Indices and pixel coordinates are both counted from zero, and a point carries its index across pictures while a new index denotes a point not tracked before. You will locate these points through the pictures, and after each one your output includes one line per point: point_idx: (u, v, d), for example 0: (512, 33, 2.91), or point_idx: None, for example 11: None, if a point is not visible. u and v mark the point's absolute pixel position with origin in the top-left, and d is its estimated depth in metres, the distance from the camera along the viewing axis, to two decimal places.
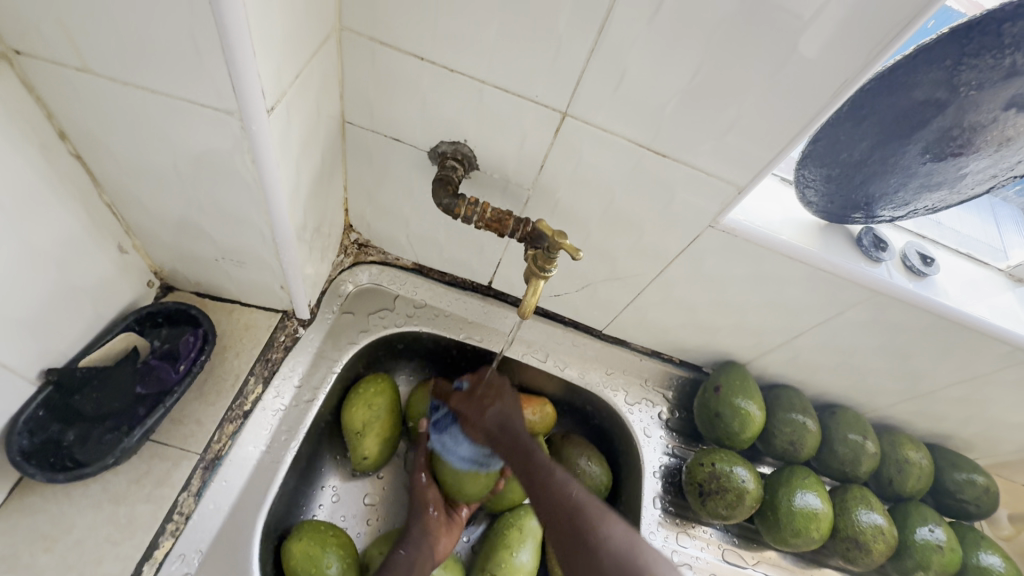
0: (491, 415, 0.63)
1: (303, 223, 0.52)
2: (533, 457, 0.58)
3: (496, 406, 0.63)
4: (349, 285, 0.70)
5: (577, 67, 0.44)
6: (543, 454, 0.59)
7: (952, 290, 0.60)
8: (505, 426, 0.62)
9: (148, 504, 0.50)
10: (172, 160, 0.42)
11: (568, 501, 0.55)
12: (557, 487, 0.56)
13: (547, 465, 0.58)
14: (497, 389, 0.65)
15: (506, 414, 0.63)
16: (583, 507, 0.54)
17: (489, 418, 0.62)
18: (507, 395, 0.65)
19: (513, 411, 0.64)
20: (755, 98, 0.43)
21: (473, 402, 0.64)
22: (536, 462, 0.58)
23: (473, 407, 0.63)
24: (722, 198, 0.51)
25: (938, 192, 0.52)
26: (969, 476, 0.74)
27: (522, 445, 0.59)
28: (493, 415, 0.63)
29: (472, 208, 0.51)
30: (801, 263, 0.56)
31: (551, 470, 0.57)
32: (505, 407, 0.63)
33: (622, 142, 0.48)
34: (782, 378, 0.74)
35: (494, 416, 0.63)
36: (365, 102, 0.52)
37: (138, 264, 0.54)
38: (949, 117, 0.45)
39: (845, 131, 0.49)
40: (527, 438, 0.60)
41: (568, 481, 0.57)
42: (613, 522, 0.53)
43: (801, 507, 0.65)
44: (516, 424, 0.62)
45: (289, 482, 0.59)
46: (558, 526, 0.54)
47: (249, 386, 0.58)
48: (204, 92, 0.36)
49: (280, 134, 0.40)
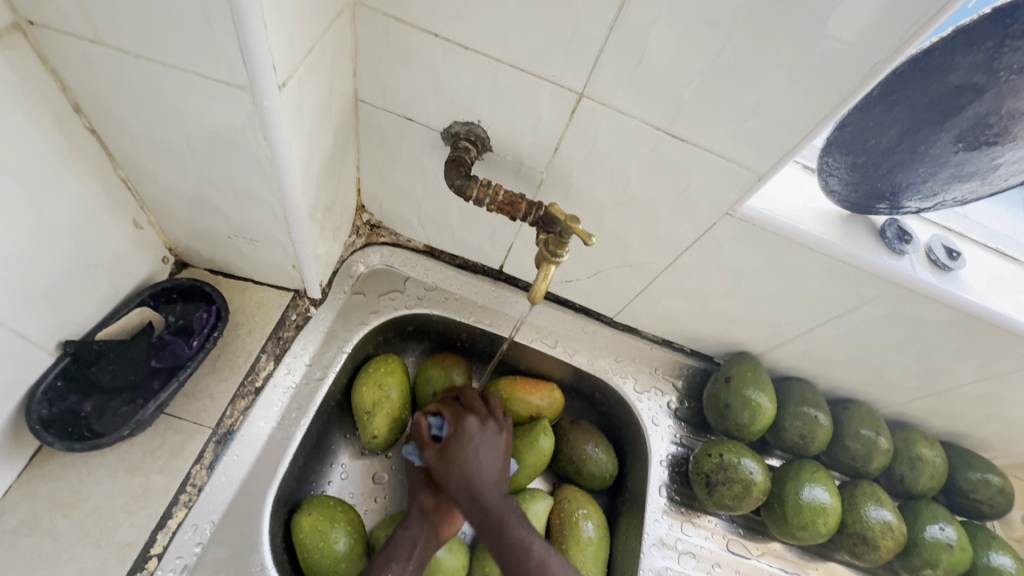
0: (449, 460, 0.58)
1: (314, 202, 0.52)
2: (504, 537, 0.54)
3: (459, 452, 0.58)
4: (360, 265, 0.71)
5: (594, 46, 0.43)
6: (518, 531, 0.54)
7: (978, 285, 0.58)
8: (474, 485, 0.56)
9: (163, 475, 0.51)
10: (185, 137, 0.42)
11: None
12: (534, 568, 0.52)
13: (518, 547, 0.53)
14: (473, 431, 0.59)
15: (485, 446, 0.59)
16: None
17: (448, 469, 0.58)
18: (470, 437, 0.59)
19: (485, 457, 0.58)
20: (781, 81, 0.41)
21: (429, 448, 0.60)
22: (508, 544, 0.53)
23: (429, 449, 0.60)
24: (741, 185, 0.49)
25: (968, 183, 0.50)
26: (984, 475, 0.73)
27: (494, 523, 0.54)
28: (469, 464, 0.57)
29: (484, 189, 0.50)
30: (822, 255, 0.55)
31: (525, 546, 0.53)
32: (483, 457, 0.58)
33: (639, 125, 0.47)
34: (794, 371, 0.73)
35: (458, 458, 0.58)
36: (378, 80, 0.51)
37: (153, 240, 0.55)
38: (986, 103, 0.43)
39: (874, 116, 0.47)
40: (498, 509, 0.55)
41: (543, 563, 0.52)
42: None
43: (809, 501, 0.64)
44: (491, 494, 0.56)
45: (298, 458, 0.60)
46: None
47: (261, 363, 0.59)
48: (215, 66, 0.35)
49: (292, 111, 0.40)
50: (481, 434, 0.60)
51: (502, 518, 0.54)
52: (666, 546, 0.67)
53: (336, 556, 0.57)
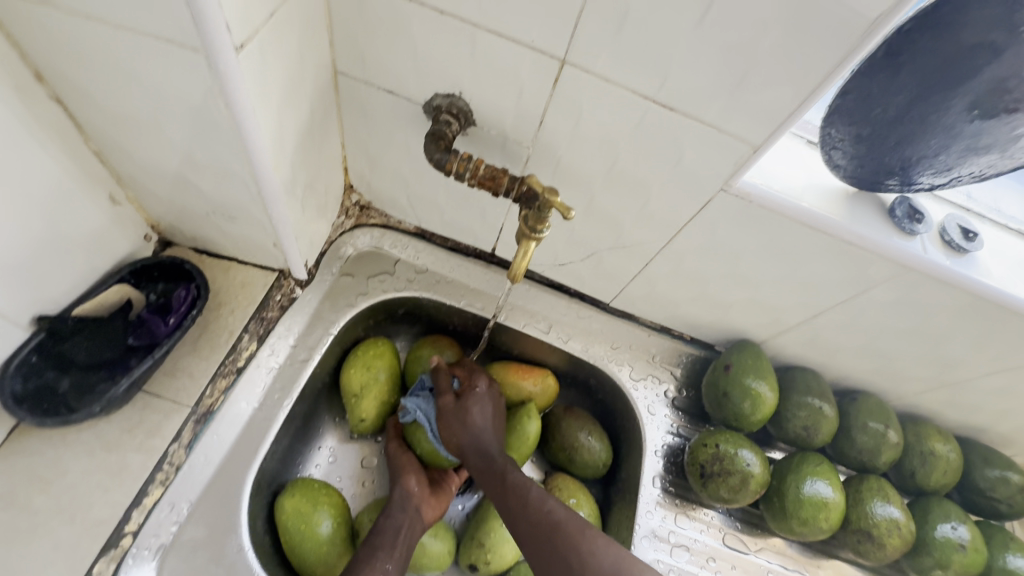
0: (460, 410, 0.60)
1: (292, 177, 0.51)
2: (506, 480, 0.56)
3: (469, 402, 0.61)
4: (349, 247, 0.69)
5: (573, 6, 0.40)
6: (520, 476, 0.57)
7: (997, 269, 0.54)
8: (481, 437, 0.59)
9: (140, 454, 0.50)
10: (150, 107, 0.41)
11: (542, 521, 0.53)
12: (532, 504, 0.54)
13: (521, 487, 0.55)
14: (484, 388, 0.63)
15: (492, 402, 0.62)
16: (555, 530, 0.52)
17: (457, 418, 0.60)
18: (479, 393, 0.62)
19: (486, 414, 0.61)
20: (775, 41, 0.38)
21: (443, 397, 0.61)
22: (510, 486, 0.56)
23: (441, 399, 0.61)
24: (736, 159, 0.46)
25: (986, 156, 0.45)
26: (1003, 473, 0.68)
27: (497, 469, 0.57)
28: (478, 414, 0.60)
29: (465, 163, 0.48)
30: (824, 235, 0.51)
31: (526, 487, 0.55)
32: (484, 414, 0.61)
33: (625, 93, 0.44)
34: (799, 360, 0.70)
35: (468, 409, 0.60)
36: (356, 49, 0.49)
37: (133, 217, 0.54)
38: (1004, 65, 0.39)
39: (879, 83, 0.43)
40: (502, 457, 0.58)
41: (545, 502, 0.54)
42: (585, 543, 0.51)
43: (810, 495, 0.61)
44: (493, 447, 0.59)
45: (281, 440, 0.59)
46: (529, 547, 0.52)
47: (243, 344, 0.58)
48: (166, 26, 0.34)
49: (253, 76, 0.38)
50: (490, 393, 0.63)
51: (505, 465, 0.57)
52: (658, 538, 0.65)
53: (320, 540, 0.56)
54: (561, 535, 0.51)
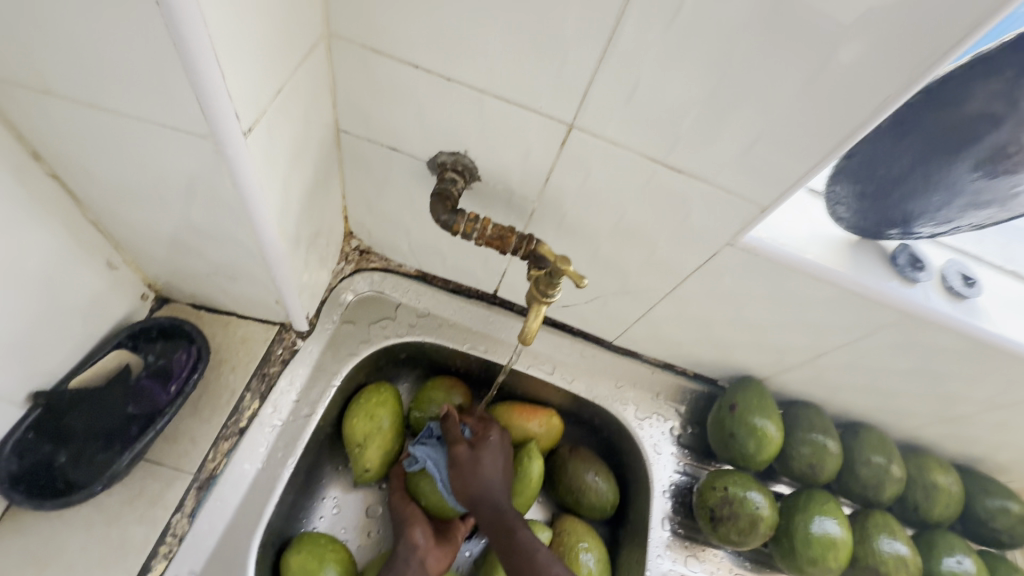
0: (473, 460, 0.59)
1: (295, 238, 0.50)
2: (514, 539, 0.57)
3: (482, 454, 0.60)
4: (349, 293, 0.68)
5: (582, 77, 0.40)
6: (528, 536, 0.57)
7: (995, 312, 0.55)
8: (491, 489, 0.59)
9: (142, 526, 0.49)
10: (151, 182, 0.40)
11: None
12: (538, 569, 0.55)
13: (529, 549, 0.56)
14: (496, 439, 0.62)
15: (503, 454, 0.62)
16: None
17: (468, 467, 0.59)
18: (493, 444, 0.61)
19: (497, 467, 0.60)
20: (784, 113, 0.38)
21: (458, 445, 0.60)
22: (518, 546, 0.56)
23: (455, 447, 0.60)
24: (743, 217, 0.47)
25: (986, 211, 0.46)
26: (1003, 503, 0.69)
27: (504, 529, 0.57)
28: (490, 467, 0.59)
29: (472, 225, 0.48)
30: (830, 285, 0.52)
31: (534, 550, 0.56)
32: (496, 467, 0.60)
33: (633, 155, 0.44)
34: (802, 396, 0.70)
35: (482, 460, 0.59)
36: (359, 109, 0.48)
37: (130, 279, 0.53)
38: (1006, 133, 0.40)
39: (885, 145, 0.44)
40: (511, 514, 0.58)
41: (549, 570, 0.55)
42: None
43: (819, 535, 0.61)
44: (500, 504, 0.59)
45: (286, 499, 0.58)
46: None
47: (245, 402, 0.56)
48: (170, 114, 0.33)
49: (261, 153, 0.38)
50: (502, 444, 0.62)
51: (514, 523, 0.58)
52: None
53: None
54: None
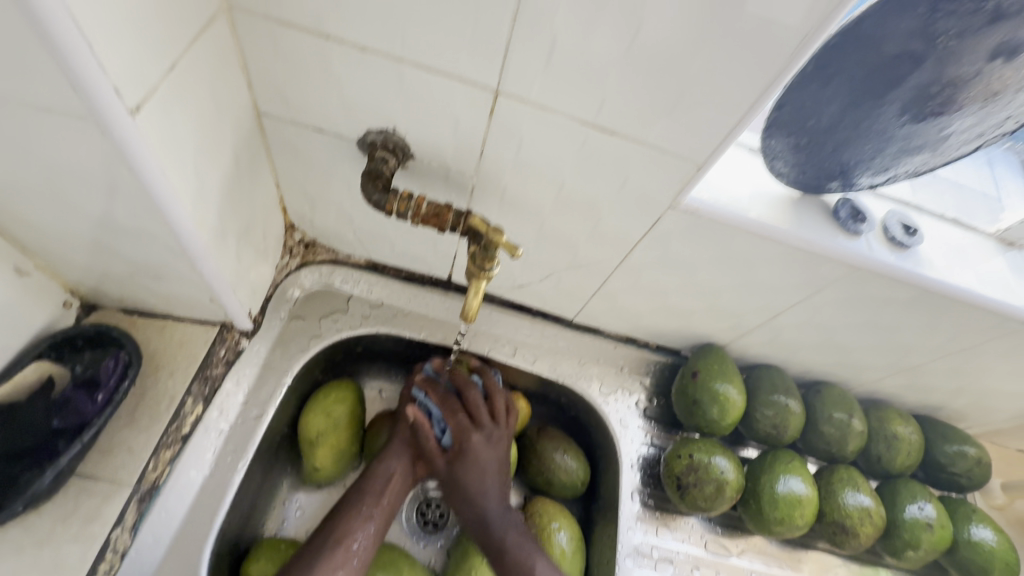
0: (477, 451, 0.59)
1: (220, 229, 0.47)
2: (505, 558, 0.54)
3: (484, 449, 0.59)
4: (296, 289, 0.65)
5: (499, 37, 0.38)
6: (520, 551, 0.54)
7: (938, 259, 0.55)
8: (486, 490, 0.58)
9: (76, 545, 0.46)
10: (41, 174, 0.37)
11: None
12: None
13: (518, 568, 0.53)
14: (480, 446, 0.59)
15: (489, 463, 0.59)
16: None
17: (472, 459, 0.59)
18: (502, 439, 0.60)
19: (500, 465, 0.59)
20: (707, 61, 0.37)
21: (467, 432, 0.59)
22: (509, 566, 0.54)
23: (463, 434, 0.59)
24: (681, 177, 0.46)
25: (918, 156, 0.47)
26: (961, 447, 0.71)
27: (497, 540, 0.56)
28: (473, 480, 0.58)
29: (406, 203, 0.46)
30: (775, 243, 0.51)
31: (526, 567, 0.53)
32: (481, 476, 0.58)
33: (564, 119, 0.43)
34: (763, 358, 0.71)
35: (481, 457, 0.59)
36: (277, 89, 0.46)
37: (48, 285, 0.50)
38: (926, 72, 0.40)
39: (810, 94, 0.43)
40: (500, 528, 0.56)
41: None
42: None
43: (784, 494, 0.62)
44: (496, 513, 0.57)
45: (240, 505, 0.55)
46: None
47: (187, 408, 0.53)
48: (41, 93, 0.30)
49: (159, 136, 0.35)
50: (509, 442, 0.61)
51: (504, 533, 0.56)
52: (641, 554, 0.65)
53: None
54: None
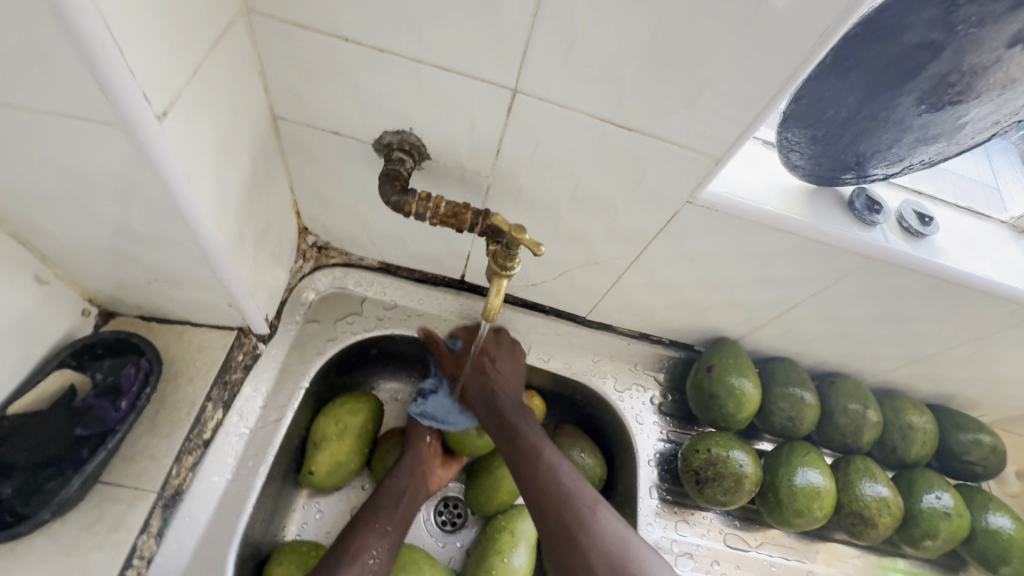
0: (494, 358, 0.64)
1: (239, 234, 0.47)
2: (517, 441, 0.58)
3: (498, 354, 0.65)
4: (310, 292, 0.65)
5: (519, 36, 0.38)
6: (531, 436, 0.58)
7: (953, 249, 0.55)
8: (503, 381, 0.63)
9: (103, 552, 0.46)
10: (65, 183, 0.37)
11: (555, 498, 0.53)
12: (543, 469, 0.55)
13: (531, 450, 0.57)
14: (492, 348, 0.65)
15: (505, 390, 0.62)
16: (567, 503, 0.53)
17: (488, 355, 0.64)
18: (509, 364, 0.65)
19: (513, 371, 0.65)
20: (727, 55, 0.37)
21: (481, 338, 0.65)
22: (522, 449, 0.57)
23: (480, 344, 0.65)
24: (699, 172, 0.46)
25: (935, 145, 0.47)
26: (975, 436, 0.71)
27: (510, 425, 0.59)
28: (489, 381, 0.63)
29: (424, 204, 0.47)
30: (791, 236, 0.52)
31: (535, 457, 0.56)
32: (505, 393, 0.62)
33: (582, 117, 0.43)
34: (776, 351, 0.71)
35: (496, 357, 0.65)
36: (293, 93, 0.46)
37: (67, 294, 0.50)
38: (946, 61, 0.40)
39: (830, 85, 0.43)
40: (513, 416, 0.60)
41: (559, 483, 0.54)
42: (586, 518, 0.52)
43: (803, 486, 0.62)
44: (509, 402, 0.61)
45: (263, 508, 0.56)
46: (536, 516, 0.54)
47: (208, 414, 0.53)
48: (71, 100, 0.31)
49: (183, 141, 0.36)
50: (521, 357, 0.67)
51: (516, 424, 0.59)
52: (661, 550, 0.65)
53: None
54: (574, 537, 0.51)
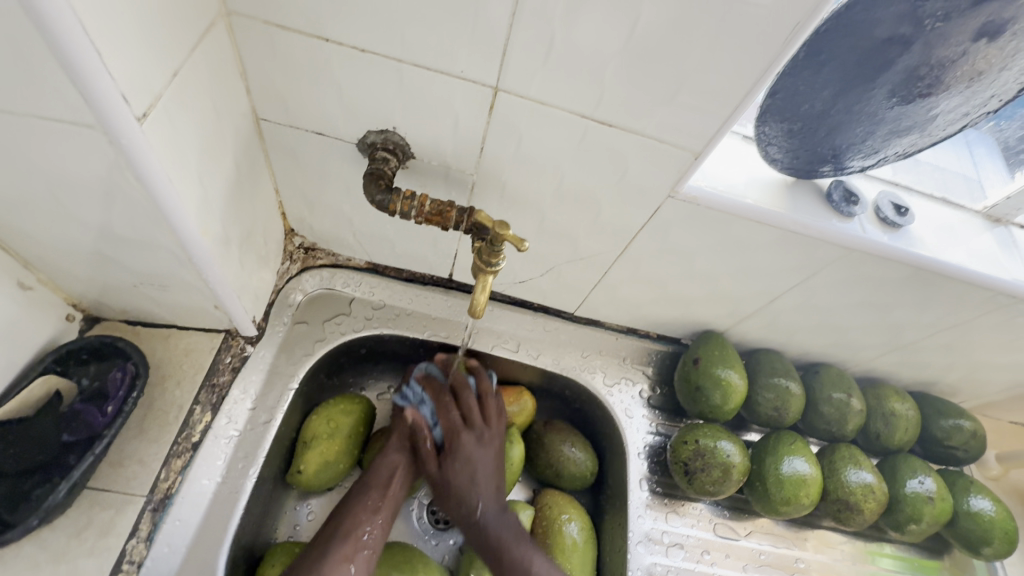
0: (470, 453, 0.57)
1: (224, 236, 0.47)
2: (501, 555, 0.55)
3: (476, 451, 0.58)
4: (298, 294, 0.65)
5: (498, 35, 0.39)
6: (517, 552, 0.55)
7: (929, 238, 0.57)
8: (481, 485, 0.57)
9: (91, 559, 0.46)
10: (46, 188, 0.37)
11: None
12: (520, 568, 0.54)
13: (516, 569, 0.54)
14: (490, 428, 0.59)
15: (487, 468, 0.57)
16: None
17: (463, 457, 0.57)
18: (498, 440, 0.59)
19: (492, 469, 0.58)
20: (702, 52, 0.38)
21: (457, 432, 0.58)
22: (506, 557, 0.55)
23: (455, 436, 0.58)
24: (679, 166, 0.47)
25: (907, 137, 0.48)
26: (956, 421, 0.73)
27: (490, 533, 0.56)
28: (478, 458, 0.57)
29: (409, 202, 0.47)
30: (771, 228, 0.52)
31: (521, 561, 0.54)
32: (486, 469, 0.57)
33: (563, 114, 0.44)
34: (762, 343, 0.72)
35: (482, 439, 0.58)
36: (276, 94, 0.46)
37: (50, 300, 0.50)
38: (915, 55, 0.41)
39: (804, 80, 0.44)
40: (493, 513, 0.56)
41: None
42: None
43: (789, 474, 0.63)
44: (486, 491, 0.57)
45: (254, 511, 0.56)
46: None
47: (196, 416, 0.54)
48: (51, 104, 0.31)
49: (165, 143, 0.36)
50: (501, 435, 0.60)
51: (495, 525, 0.56)
52: (652, 541, 0.66)
53: None
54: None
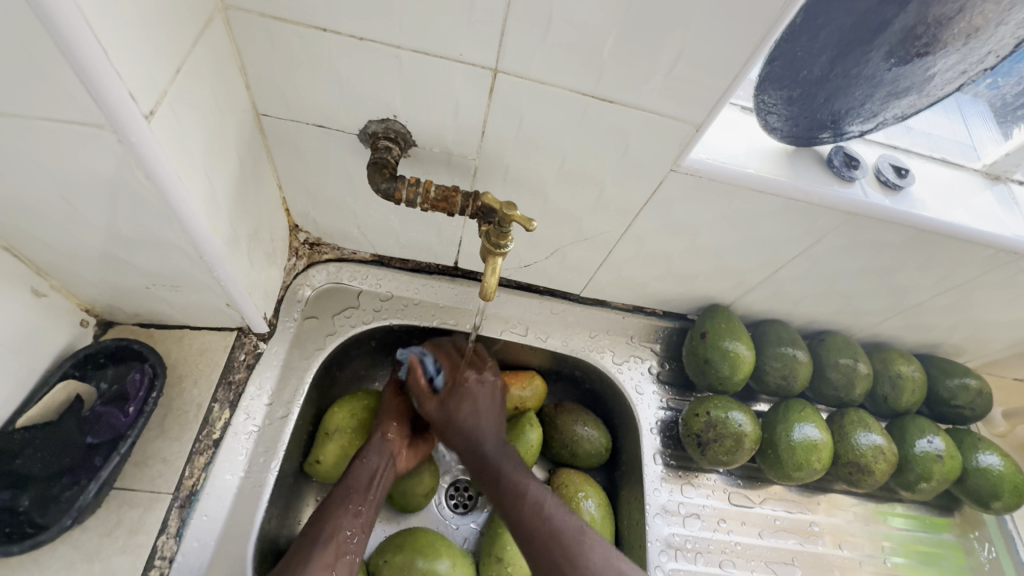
0: (473, 394, 0.60)
1: (233, 234, 0.47)
2: (501, 482, 0.55)
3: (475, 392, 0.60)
4: (306, 289, 0.65)
5: (496, 17, 0.39)
6: (515, 474, 0.56)
7: (930, 200, 0.57)
8: (476, 424, 0.59)
9: (125, 555, 0.47)
10: (59, 193, 0.38)
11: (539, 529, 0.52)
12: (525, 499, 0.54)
13: (513, 489, 0.54)
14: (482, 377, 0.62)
15: (482, 397, 0.60)
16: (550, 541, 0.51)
17: (468, 395, 0.60)
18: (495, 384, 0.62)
19: (492, 405, 0.61)
20: (700, 22, 0.38)
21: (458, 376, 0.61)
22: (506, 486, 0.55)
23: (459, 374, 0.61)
24: (681, 139, 0.47)
25: (906, 98, 0.48)
26: (962, 380, 0.74)
27: (490, 466, 0.57)
28: (473, 402, 0.60)
29: (415, 189, 0.48)
30: (774, 197, 0.53)
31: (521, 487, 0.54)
32: (481, 403, 0.60)
33: (562, 92, 0.44)
34: (768, 314, 0.73)
35: (471, 394, 0.60)
36: (275, 88, 0.46)
37: (64, 306, 0.51)
38: (911, 14, 0.41)
39: (802, 46, 0.45)
40: (494, 455, 0.57)
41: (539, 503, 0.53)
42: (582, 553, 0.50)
43: (801, 441, 0.64)
44: (484, 437, 0.58)
45: (278, 503, 0.57)
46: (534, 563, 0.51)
47: (215, 414, 0.55)
48: (60, 107, 0.31)
49: (171, 142, 0.36)
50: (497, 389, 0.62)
51: (499, 462, 0.57)
52: (670, 512, 0.67)
53: None
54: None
